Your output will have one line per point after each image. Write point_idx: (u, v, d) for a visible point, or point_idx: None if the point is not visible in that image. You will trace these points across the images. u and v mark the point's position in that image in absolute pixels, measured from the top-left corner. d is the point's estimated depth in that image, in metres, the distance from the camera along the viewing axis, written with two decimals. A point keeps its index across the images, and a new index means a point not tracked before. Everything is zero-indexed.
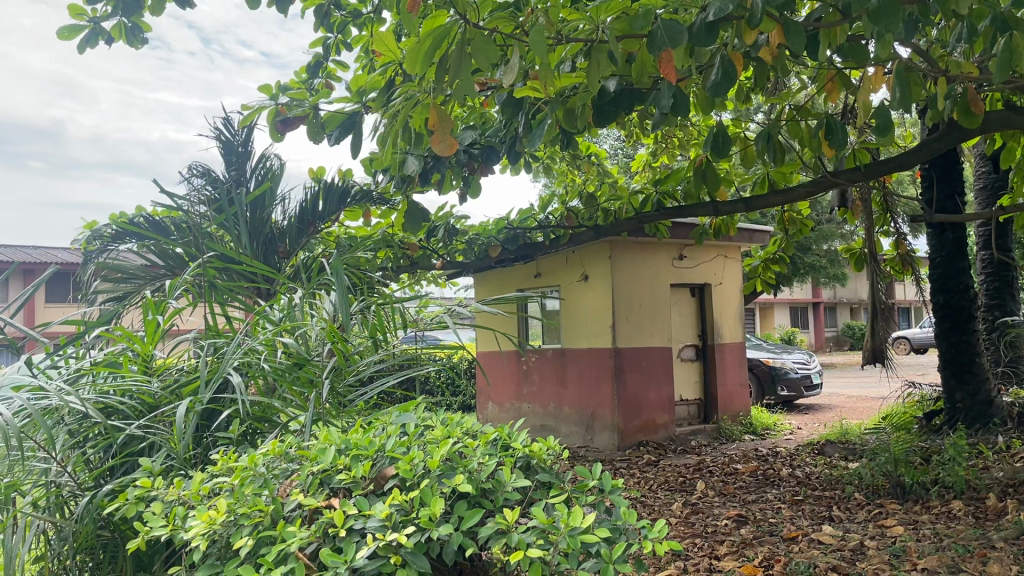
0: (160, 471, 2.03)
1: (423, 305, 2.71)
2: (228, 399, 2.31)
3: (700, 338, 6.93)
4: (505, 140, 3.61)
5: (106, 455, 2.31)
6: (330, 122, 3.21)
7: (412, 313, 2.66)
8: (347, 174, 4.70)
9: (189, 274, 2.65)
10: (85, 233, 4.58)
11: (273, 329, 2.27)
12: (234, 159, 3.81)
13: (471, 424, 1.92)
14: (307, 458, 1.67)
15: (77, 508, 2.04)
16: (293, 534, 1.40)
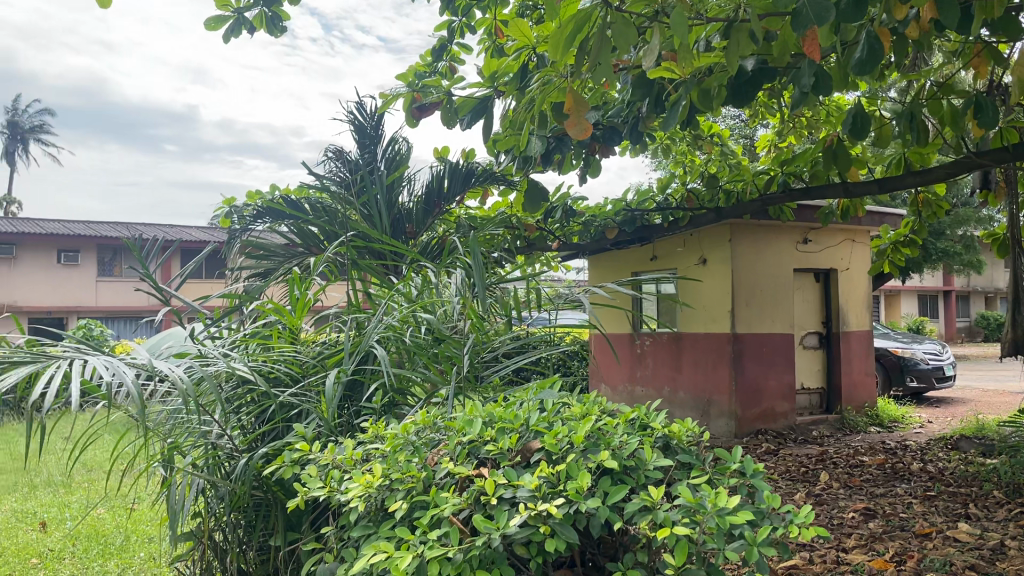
0: (312, 438, 2.16)
1: (531, 286, 2.72)
2: (371, 371, 2.41)
3: (824, 324, 6.71)
4: (629, 119, 3.58)
5: (258, 421, 2.46)
6: (463, 106, 3.29)
7: (521, 292, 2.70)
8: (471, 155, 4.78)
9: (331, 253, 2.79)
10: (226, 210, 4.85)
11: (413, 305, 2.37)
12: (368, 142, 3.94)
13: (608, 403, 1.94)
14: (454, 428, 1.73)
15: (237, 470, 2.18)
16: (446, 500, 1.48)
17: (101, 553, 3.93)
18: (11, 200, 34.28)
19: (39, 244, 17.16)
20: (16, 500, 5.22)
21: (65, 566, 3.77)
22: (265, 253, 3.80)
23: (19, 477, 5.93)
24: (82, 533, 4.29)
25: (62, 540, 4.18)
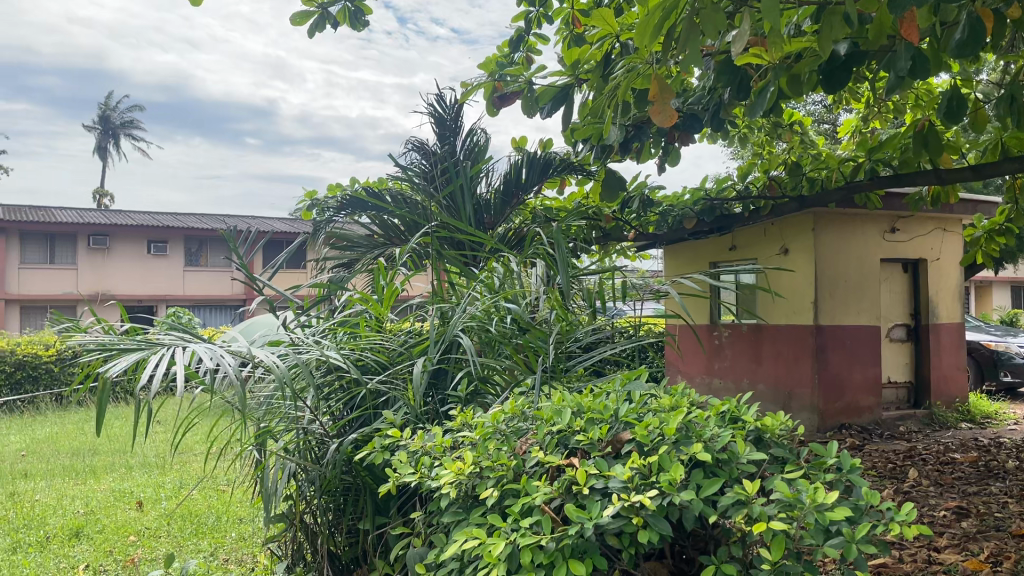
0: (401, 424, 2.21)
1: (606, 277, 2.68)
2: (456, 360, 2.44)
3: (912, 317, 6.48)
4: (710, 106, 3.51)
5: (347, 407, 2.52)
6: (544, 95, 3.29)
7: (595, 282, 2.68)
8: (549, 145, 4.77)
9: (415, 244, 2.83)
10: (308, 204, 4.93)
11: (498, 295, 2.39)
12: (447, 133, 3.97)
13: (696, 395, 1.92)
14: (543, 418, 1.74)
15: (328, 454, 2.24)
16: (538, 488, 1.49)
17: (196, 532, 4.09)
18: (103, 192, 35.76)
19: (130, 235, 17.86)
20: (114, 480, 5.48)
21: (162, 543, 3.95)
22: (349, 243, 3.85)
23: (116, 458, 6.22)
24: (176, 512, 4.48)
25: (159, 519, 4.37)
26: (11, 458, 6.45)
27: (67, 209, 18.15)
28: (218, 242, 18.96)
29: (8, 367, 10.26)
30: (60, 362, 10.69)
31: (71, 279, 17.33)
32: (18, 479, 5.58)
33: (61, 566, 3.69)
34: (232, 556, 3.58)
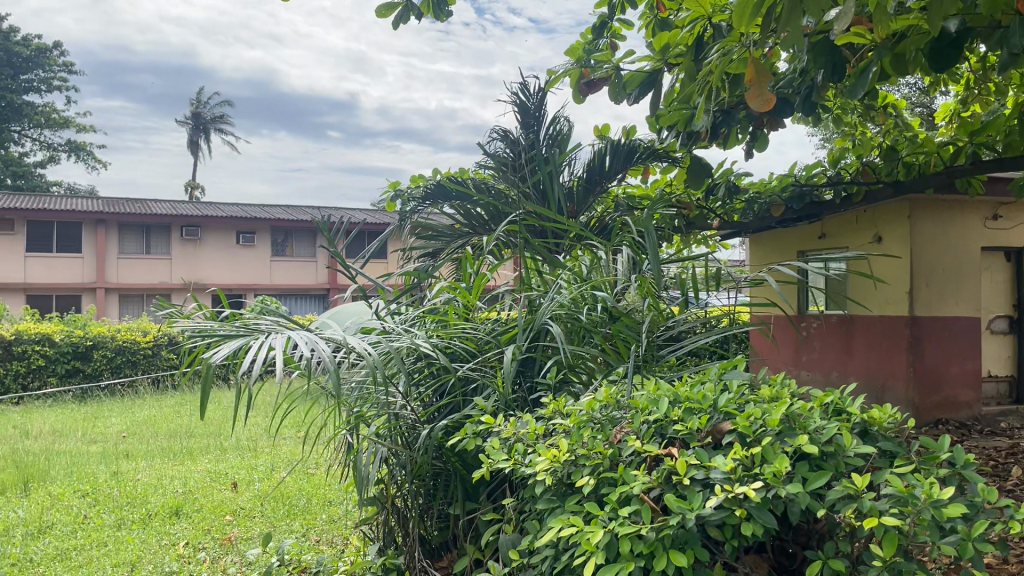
0: (491, 411, 2.22)
1: (686, 265, 2.64)
2: (545, 348, 2.44)
3: (1015, 308, 6.17)
4: (800, 89, 3.39)
5: (437, 394, 2.54)
6: (631, 81, 3.26)
7: (678, 272, 2.64)
8: (633, 132, 4.70)
9: (503, 233, 2.83)
10: (392, 195, 4.93)
11: (588, 283, 2.37)
12: (532, 121, 3.92)
13: (796, 385, 1.86)
14: (638, 406, 1.72)
15: (420, 440, 2.27)
16: (636, 477, 1.48)
17: (288, 513, 4.22)
18: (195, 185, 37.13)
19: (220, 226, 18.52)
20: (210, 462, 5.70)
21: (256, 523, 4.08)
22: (434, 232, 3.87)
23: (211, 441, 6.46)
24: (269, 494, 4.62)
25: (252, 500, 4.52)
26: (114, 438, 6.78)
27: (161, 202, 18.92)
28: (302, 233, 19.47)
29: (110, 351, 10.78)
30: (157, 347, 11.17)
31: (166, 268, 18.06)
32: (122, 459, 5.86)
33: (163, 543, 3.85)
34: (323, 537, 3.68)
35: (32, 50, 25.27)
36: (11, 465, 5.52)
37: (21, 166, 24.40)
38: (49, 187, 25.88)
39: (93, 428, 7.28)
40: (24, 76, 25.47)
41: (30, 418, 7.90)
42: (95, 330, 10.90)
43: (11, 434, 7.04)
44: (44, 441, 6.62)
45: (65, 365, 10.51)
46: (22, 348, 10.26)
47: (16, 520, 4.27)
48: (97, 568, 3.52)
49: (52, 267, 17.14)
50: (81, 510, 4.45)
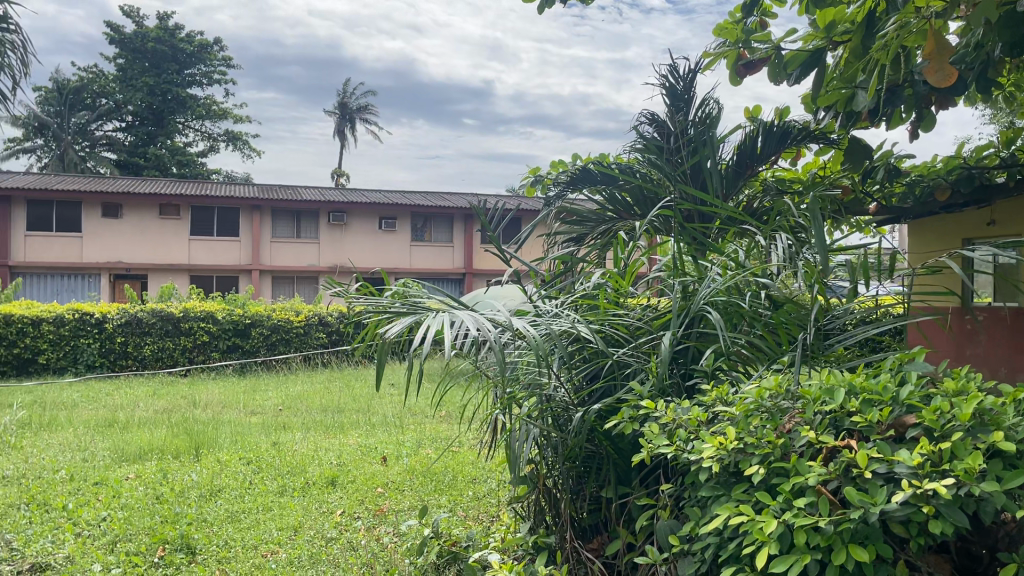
0: (648, 396, 2.21)
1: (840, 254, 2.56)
2: (701, 335, 2.40)
3: None
4: (975, 65, 3.15)
5: (589, 378, 2.55)
6: (793, 61, 3.19)
7: (838, 261, 2.55)
8: (785, 113, 4.52)
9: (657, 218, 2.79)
10: (532, 180, 4.78)
11: (751, 271, 2.31)
12: (680, 105, 3.60)
13: (981, 380, 1.75)
14: (809, 396, 1.67)
15: (574, 424, 2.28)
16: (812, 468, 1.44)
17: (437, 488, 4.38)
18: (339, 171, 38.75)
19: (364, 212, 19.32)
20: (360, 436, 5.99)
21: (406, 496, 4.26)
22: (579, 218, 3.82)
23: (359, 416, 6.78)
24: (417, 469, 4.81)
25: (401, 474, 4.73)
26: (272, 411, 7.23)
27: (310, 188, 19.89)
28: (440, 219, 19.98)
29: (266, 329, 11.48)
30: (308, 327, 11.81)
31: (314, 252, 19.00)
32: (280, 430, 6.24)
33: (322, 511, 4.09)
34: (470, 514, 3.79)
35: (195, 46, 27.01)
36: (184, 432, 5.99)
37: (185, 156, 26.23)
38: (209, 174, 27.71)
39: (254, 400, 7.79)
40: (189, 71, 27.29)
41: (198, 389, 8.55)
42: (253, 309, 11.64)
43: (183, 404, 7.64)
44: (211, 411, 7.15)
45: (226, 340, 11.28)
46: (190, 324, 11.09)
47: (192, 482, 4.64)
48: (265, 531, 3.80)
49: (213, 249, 18.38)
50: (247, 476, 4.78)
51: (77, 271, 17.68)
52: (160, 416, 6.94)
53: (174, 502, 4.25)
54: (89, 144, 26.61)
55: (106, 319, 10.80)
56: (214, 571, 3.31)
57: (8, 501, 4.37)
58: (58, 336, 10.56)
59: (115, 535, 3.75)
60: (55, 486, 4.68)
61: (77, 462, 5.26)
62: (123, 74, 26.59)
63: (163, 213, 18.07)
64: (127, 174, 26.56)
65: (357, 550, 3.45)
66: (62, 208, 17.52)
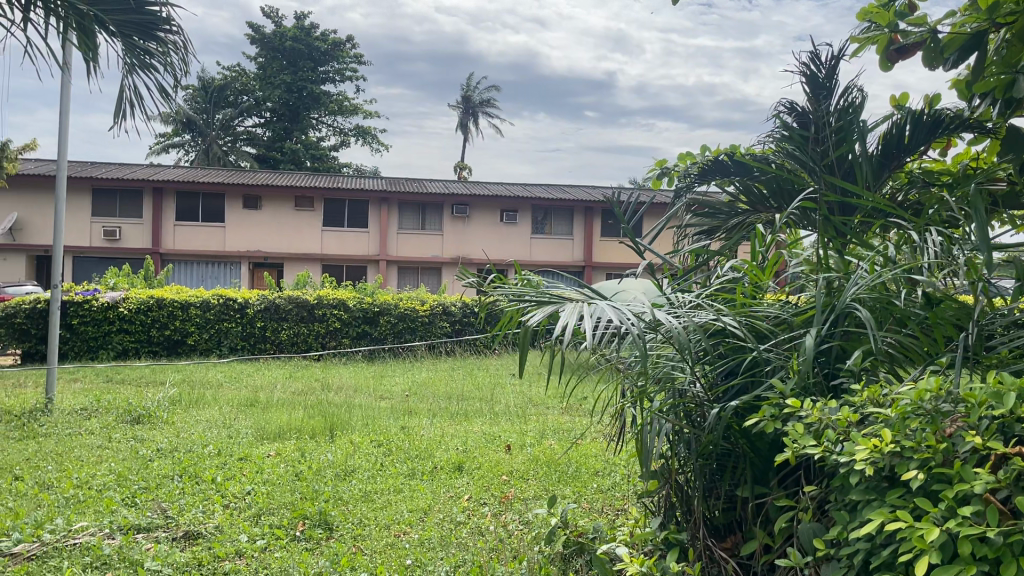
0: (791, 394, 2.14)
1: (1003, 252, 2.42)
2: (846, 334, 2.31)
3: None
4: None
5: (725, 375, 2.49)
6: (951, 44, 3.05)
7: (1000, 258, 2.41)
8: (935, 101, 4.26)
9: (798, 212, 2.71)
10: (656, 173, 4.65)
11: (902, 268, 2.21)
12: (822, 94, 3.22)
13: None
14: (972, 399, 1.59)
15: (710, 421, 2.24)
16: (979, 476, 1.38)
17: (561, 478, 4.40)
18: (462, 164, 39.41)
19: (487, 205, 19.61)
20: (484, 424, 6.11)
21: (531, 485, 4.31)
22: (711, 210, 3.68)
23: (482, 405, 6.90)
24: (541, 459, 4.85)
25: (526, 463, 4.79)
26: (399, 396, 7.48)
27: (435, 181, 20.35)
28: (561, 212, 20.01)
29: (393, 318, 11.87)
30: (433, 316, 12.13)
31: (438, 243, 19.44)
32: (408, 415, 6.44)
33: (450, 495, 4.21)
34: (596, 506, 3.80)
35: (329, 45, 28.08)
36: (319, 414, 6.28)
37: (318, 151, 27.41)
38: (340, 168, 28.81)
39: (382, 386, 8.07)
40: (323, 68, 28.42)
41: (330, 374, 8.94)
42: (381, 298, 12.04)
43: (317, 387, 8.02)
44: (343, 395, 7.45)
45: (356, 328, 11.74)
46: (323, 311, 11.60)
47: (327, 461, 4.86)
48: (397, 511, 3.94)
49: (343, 240, 19.12)
50: (379, 458, 4.97)
51: (219, 259, 18.78)
52: (296, 397, 7.30)
53: (313, 479, 4.48)
54: (231, 139, 28.18)
55: (247, 305, 11.44)
56: (349, 548, 3.46)
57: (164, 472, 4.72)
58: (204, 320, 11.26)
59: (259, 508, 3.98)
60: (204, 459, 5.01)
61: (224, 438, 5.61)
62: (263, 72, 27.98)
63: (298, 205, 18.93)
64: (265, 167, 27.97)
65: (485, 535, 3.52)
66: (207, 200, 18.63)
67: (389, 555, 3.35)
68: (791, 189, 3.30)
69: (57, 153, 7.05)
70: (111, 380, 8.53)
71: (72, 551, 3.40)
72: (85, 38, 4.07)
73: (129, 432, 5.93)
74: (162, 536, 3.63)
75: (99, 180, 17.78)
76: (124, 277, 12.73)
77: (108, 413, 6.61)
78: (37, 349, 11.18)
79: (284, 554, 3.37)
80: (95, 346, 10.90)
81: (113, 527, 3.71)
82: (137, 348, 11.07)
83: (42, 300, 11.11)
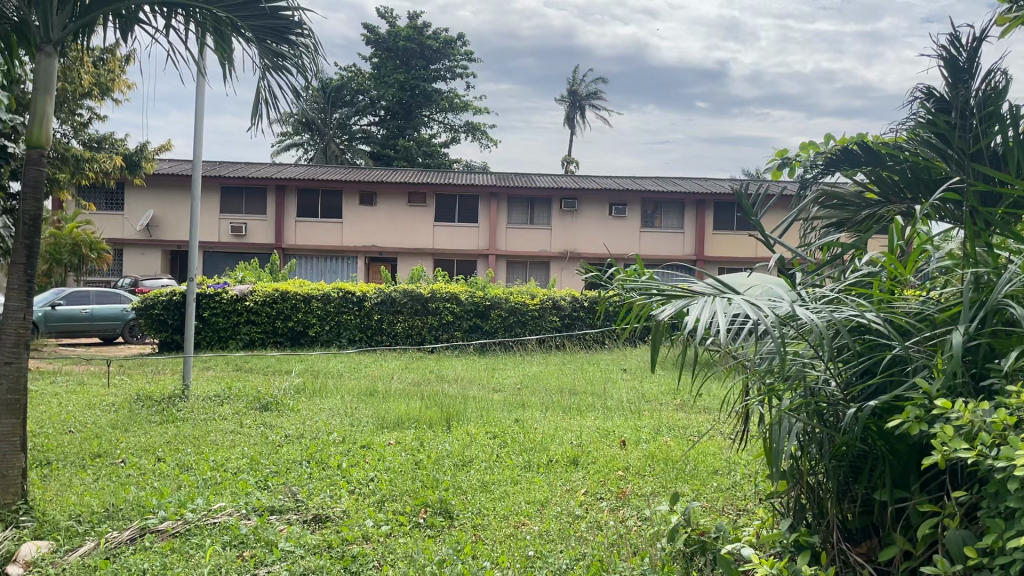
0: (937, 395, 2.04)
1: None
2: (997, 333, 2.18)
3: None
4: None
5: (861, 373, 2.40)
6: None
7: None
8: None
9: (943, 202, 2.56)
10: (778, 163, 4.52)
11: None
12: (962, 81, 2.95)
13: None
14: None
15: (847, 421, 2.15)
16: None
17: (680, 476, 4.34)
18: (570, 157, 39.34)
19: (596, 198, 19.52)
20: (597, 418, 6.10)
21: (648, 482, 4.27)
22: (841, 201, 3.49)
23: (595, 399, 6.89)
24: (657, 455, 4.80)
25: (642, 459, 4.75)
26: (512, 389, 7.56)
27: (544, 176, 20.40)
28: (672, 205, 19.70)
29: (504, 312, 11.99)
30: (543, 310, 12.19)
31: (547, 238, 19.50)
32: (521, 408, 6.50)
33: (566, 488, 4.22)
34: (717, 505, 3.73)
35: (441, 43, 28.54)
36: (435, 404, 6.42)
37: (429, 147, 27.98)
38: (451, 163, 29.31)
39: (495, 378, 8.18)
40: (434, 66, 28.94)
41: (444, 366, 9.13)
42: (492, 291, 12.19)
43: (432, 378, 8.21)
44: (458, 387, 7.60)
45: (468, 321, 11.93)
46: (436, 304, 11.85)
47: (446, 451, 4.96)
48: (515, 502, 3.98)
49: (454, 235, 19.45)
50: (495, 449, 5.04)
51: (337, 254, 19.44)
52: (413, 388, 7.50)
53: (433, 468, 4.58)
54: (347, 138, 29.11)
55: (365, 298, 11.82)
56: (471, 536, 3.52)
57: (292, 456, 4.94)
58: (325, 312, 11.70)
59: (383, 495, 4.11)
60: (329, 446, 5.22)
61: (346, 426, 5.83)
62: (377, 72, 28.76)
63: (411, 200, 19.38)
64: (379, 164, 28.76)
65: (603, 530, 3.51)
66: (326, 197, 19.33)
67: (510, 545, 3.40)
68: (928, 180, 3.11)
69: (193, 153, 7.48)
70: (240, 369, 8.99)
71: (212, 531, 3.61)
72: (223, 43, 4.30)
73: (258, 418, 6.23)
74: (294, 518, 3.80)
75: (227, 178, 18.72)
76: (250, 270, 13.37)
77: (239, 400, 6.97)
78: (173, 338, 11.91)
79: (409, 540, 3.48)
80: (225, 336, 11.51)
81: (248, 508, 3.91)
82: (263, 338, 11.60)
83: (178, 293, 11.82)
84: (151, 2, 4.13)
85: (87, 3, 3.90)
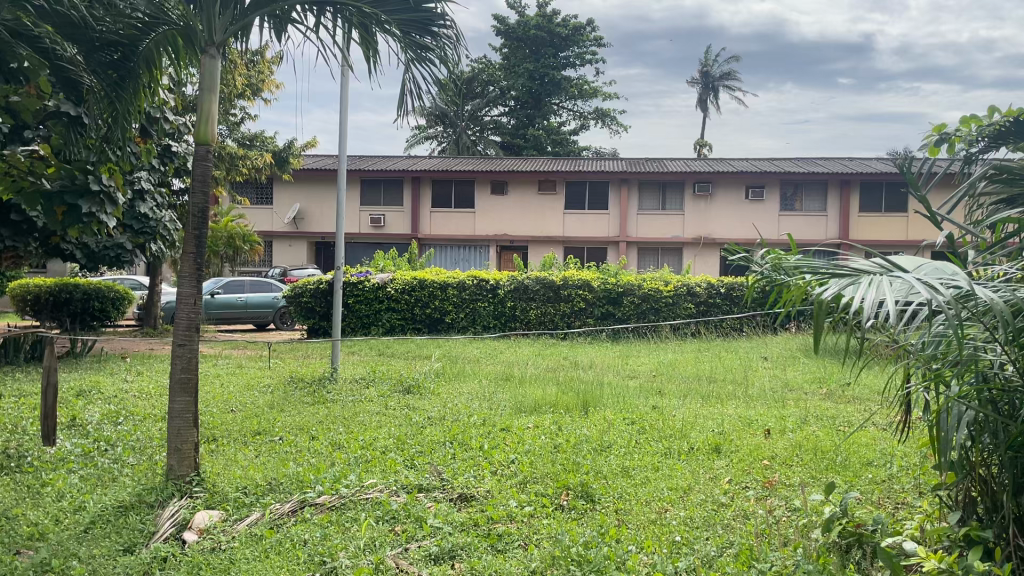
0: None
1: None
2: None
3: None
4: None
5: None
6: None
7: None
8: None
9: None
10: (935, 139, 4.24)
11: None
12: None
13: None
14: None
15: None
16: None
17: (831, 466, 4.18)
18: (703, 140, 38.38)
19: (731, 182, 18.98)
20: (738, 406, 5.95)
21: (797, 471, 4.13)
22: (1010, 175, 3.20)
23: (735, 388, 6.72)
24: (806, 445, 4.64)
25: (789, 449, 4.59)
26: (647, 376, 7.50)
27: (678, 160, 20.01)
28: (814, 187, 18.87)
29: (637, 299, 11.90)
30: (677, 297, 12.00)
31: (680, 224, 19.16)
32: (658, 395, 6.43)
33: (710, 476, 4.15)
34: (871, 497, 3.57)
35: (570, 30, 28.39)
36: (571, 390, 6.46)
37: (559, 136, 28.01)
38: (580, 151, 29.25)
39: (630, 365, 8.12)
40: (563, 54, 28.88)
41: (577, 352, 9.15)
42: (625, 278, 12.11)
43: (567, 364, 8.26)
44: (593, 373, 7.60)
45: (601, 308, 11.91)
46: (568, 291, 11.90)
47: (584, 435, 4.99)
48: (657, 488, 3.96)
49: (585, 222, 19.42)
50: (634, 435, 5.01)
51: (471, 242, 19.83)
52: (548, 374, 7.58)
53: (572, 452, 4.62)
54: (479, 129, 29.59)
55: (499, 286, 12.01)
56: (614, 520, 3.53)
57: (436, 437, 5.11)
58: (461, 299, 11.96)
59: (525, 477, 4.18)
60: (470, 428, 5.35)
61: (486, 410, 5.95)
62: (507, 62, 28.98)
63: (542, 188, 19.49)
64: (509, 154, 29.07)
65: (751, 519, 3.43)
66: (460, 187, 19.75)
67: (655, 530, 3.39)
68: None
69: (338, 148, 7.82)
70: (383, 354, 9.35)
71: (364, 505, 3.79)
72: (368, 38, 4.48)
73: (402, 401, 6.47)
74: (441, 496, 3.92)
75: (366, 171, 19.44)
76: (390, 260, 13.85)
77: (383, 383, 7.27)
78: (320, 324, 12.51)
79: (552, 521, 3.52)
80: (367, 323, 11.99)
81: (398, 485, 4.07)
82: (403, 324, 12.01)
83: (324, 281, 12.39)
84: (303, 3, 4.35)
85: (246, 7, 4.16)
